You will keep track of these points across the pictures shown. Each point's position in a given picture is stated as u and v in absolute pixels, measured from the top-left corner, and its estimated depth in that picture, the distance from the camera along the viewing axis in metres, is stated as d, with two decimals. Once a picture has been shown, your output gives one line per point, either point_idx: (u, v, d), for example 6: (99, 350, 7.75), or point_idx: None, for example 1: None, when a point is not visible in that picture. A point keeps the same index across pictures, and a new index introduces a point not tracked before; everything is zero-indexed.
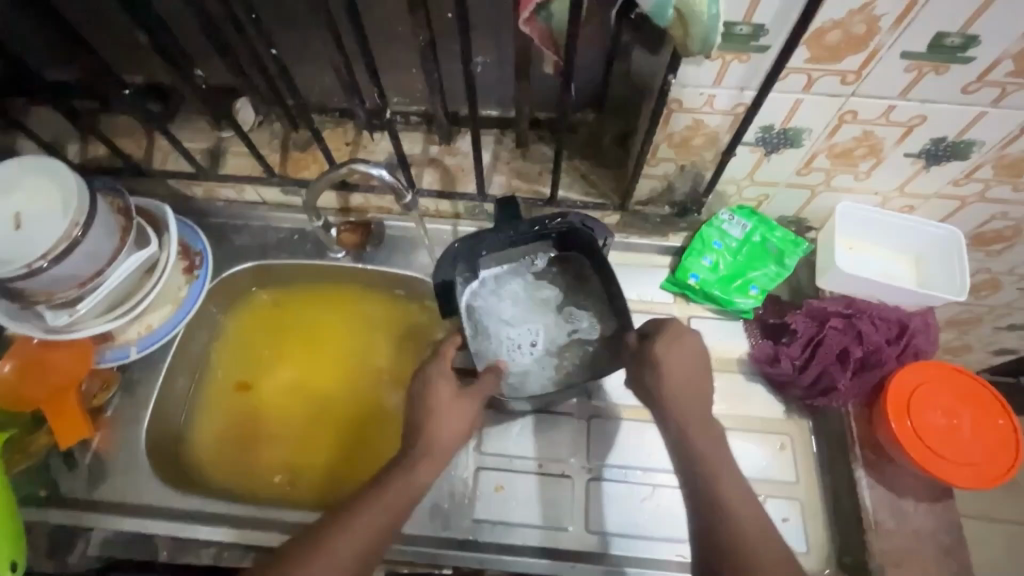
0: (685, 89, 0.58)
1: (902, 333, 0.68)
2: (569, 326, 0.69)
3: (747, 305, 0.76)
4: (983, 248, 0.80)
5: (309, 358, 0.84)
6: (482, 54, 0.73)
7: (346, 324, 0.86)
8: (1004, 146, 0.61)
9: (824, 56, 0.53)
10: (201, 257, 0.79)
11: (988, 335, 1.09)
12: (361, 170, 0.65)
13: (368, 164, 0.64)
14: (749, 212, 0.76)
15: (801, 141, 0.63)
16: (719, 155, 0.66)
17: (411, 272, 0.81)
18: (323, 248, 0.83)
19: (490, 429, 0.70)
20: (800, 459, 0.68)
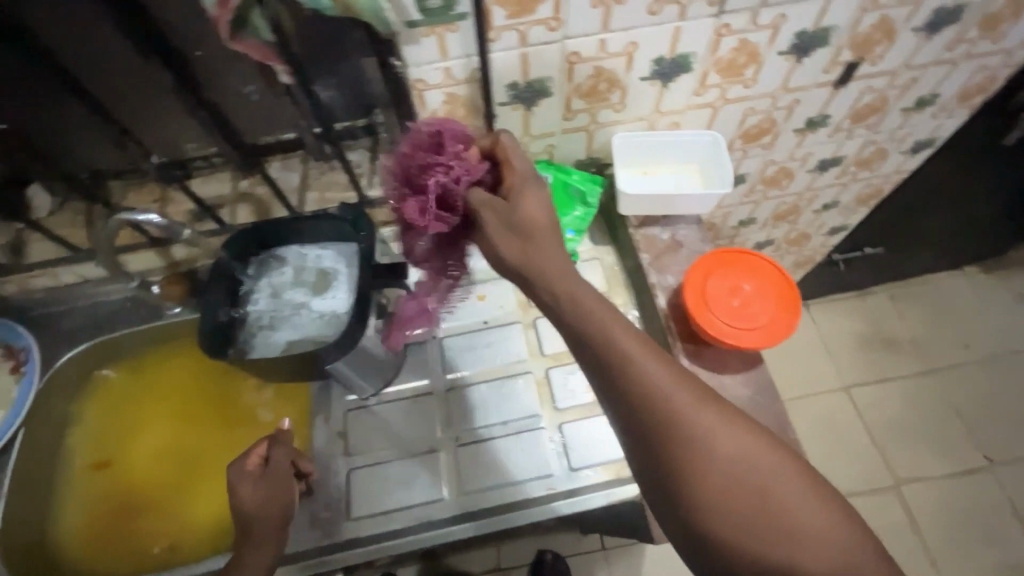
0: (421, 68, 0.63)
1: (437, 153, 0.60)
2: (274, 328, 0.72)
3: (569, 249, 0.83)
4: (757, 144, 0.90)
5: (177, 422, 0.82)
6: (250, 83, 0.71)
7: (211, 377, 0.85)
8: (713, 51, 0.70)
9: (518, 10, 0.58)
10: (25, 352, 0.78)
11: (814, 219, 1.22)
12: (127, 218, 0.66)
13: (132, 211, 0.65)
14: (545, 164, 0.83)
15: (549, 89, 0.70)
16: (487, 120, 0.72)
17: None
18: (158, 307, 0.83)
19: (354, 429, 0.74)
20: None
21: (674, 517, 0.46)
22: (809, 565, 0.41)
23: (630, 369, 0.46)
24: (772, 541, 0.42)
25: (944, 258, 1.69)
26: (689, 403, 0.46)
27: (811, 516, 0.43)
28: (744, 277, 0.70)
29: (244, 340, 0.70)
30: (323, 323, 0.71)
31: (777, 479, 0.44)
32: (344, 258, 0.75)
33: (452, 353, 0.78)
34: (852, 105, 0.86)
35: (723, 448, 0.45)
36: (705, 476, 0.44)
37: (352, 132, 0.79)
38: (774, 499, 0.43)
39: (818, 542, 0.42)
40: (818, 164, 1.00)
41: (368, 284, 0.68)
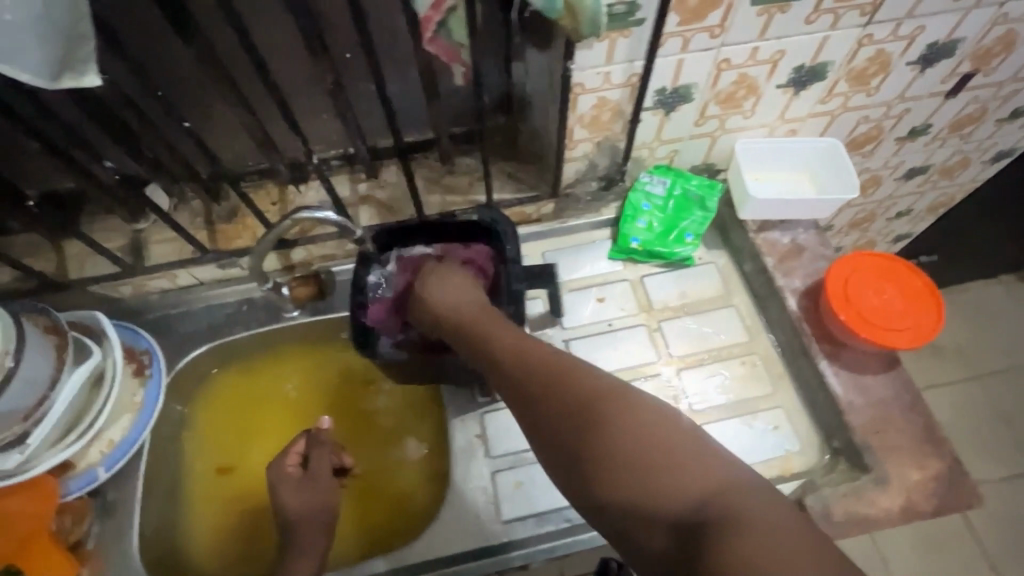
0: (583, 72, 0.64)
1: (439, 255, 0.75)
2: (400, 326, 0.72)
3: (688, 253, 0.84)
4: (859, 152, 0.92)
5: (298, 427, 0.82)
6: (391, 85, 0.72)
7: (329, 381, 0.84)
8: (850, 60, 0.72)
9: (693, 17, 0.60)
10: (149, 355, 0.75)
11: (884, 227, 1.25)
12: (305, 216, 0.67)
13: (311, 209, 0.66)
14: (665, 169, 0.84)
15: (691, 95, 0.71)
16: (627, 125, 0.73)
17: None
18: (277, 309, 0.82)
19: (493, 431, 0.73)
20: (769, 370, 0.76)
21: (626, 543, 0.46)
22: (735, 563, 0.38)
23: (571, 398, 0.51)
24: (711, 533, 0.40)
25: (985, 267, 1.74)
26: (612, 415, 0.49)
27: (752, 508, 0.41)
28: (886, 283, 0.73)
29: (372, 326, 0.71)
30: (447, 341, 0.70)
31: (684, 450, 0.45)
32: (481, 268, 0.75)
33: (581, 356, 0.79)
34: (954, 115, 0.89)
35: (705, 471, 0.44)
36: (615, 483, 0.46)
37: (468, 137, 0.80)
38: (677, 473, 0.44)
39: (739, 509, 0.41)
40: (906, 172, 1.03)
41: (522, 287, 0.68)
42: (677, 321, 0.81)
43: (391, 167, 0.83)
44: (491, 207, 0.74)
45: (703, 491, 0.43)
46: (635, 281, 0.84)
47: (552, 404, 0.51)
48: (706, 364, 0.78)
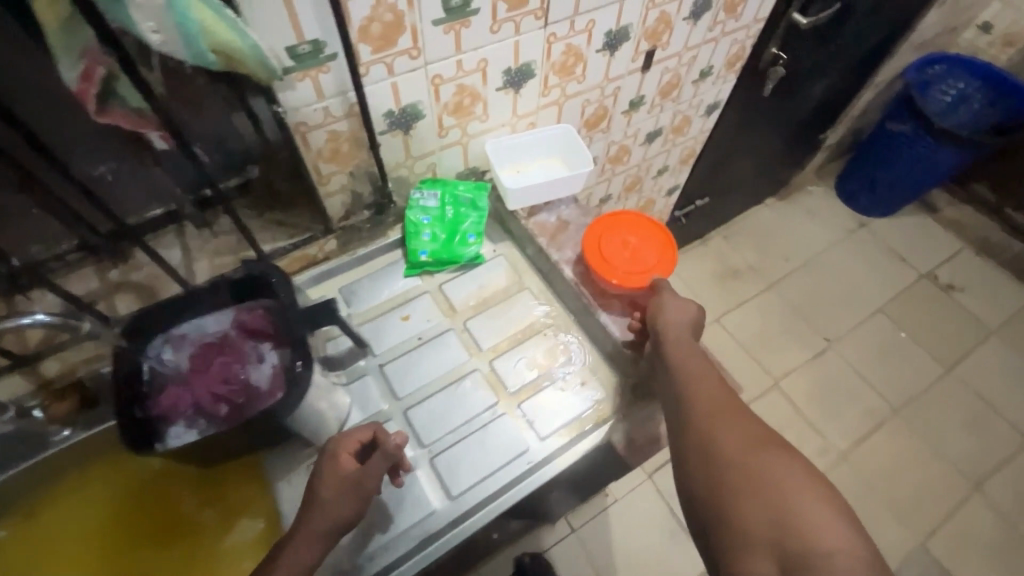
0: (299, 112, 0.65)
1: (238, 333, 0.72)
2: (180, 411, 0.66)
3: (475, 251, 0.88)
4: (598, 129, 1.06)
5: (108, 555, 0.72)
6: (103, 163, 0.68)
7: (137, 489, 0.74)
8: (548, 56, 0.82)
9: (382, 44, 0.64)
10: None
11: (655, 185, 1.45)
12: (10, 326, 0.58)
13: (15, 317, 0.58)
14: (431, 181, 0.89)
15: (421, 112, 0.76)
16: (371, 151, 0.76)
17: None
18: (40, 435, 0.72)
19: None
20: (566, 335, 0.84)
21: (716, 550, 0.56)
22: (816, 542, 0.50)
23: (709, 435, 0.61)
24: (800, 552, 0.50)
25: (750, 197, 2.09)
26: (751, 434, 0.60)
27: (831, 531, 0.50)
28: (628, 233, 0.86)
29: (145, 412, 0.65)
30: (234, 409, 0.67)
31: (791, 484, 0.54)
32: (264, 320, 0.72)
33: (395, 377, 0.79)
34: (658, 84, 1.07)
35: (816, 525, 0.51)
36: (735, 503, 0.56)
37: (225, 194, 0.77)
38: (794, 506, 0.52)
39: (805, 526, 0.51)
40: (647, 137, 1.21)
41: (303, 330, 0.68)
42: (479, 316, 0.85)
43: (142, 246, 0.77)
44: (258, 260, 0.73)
45: (823, 543, 0.50)
46: (434, 291, 0.88)
47: (697, 442, 0.62)
48: (515, 348, 0.83)
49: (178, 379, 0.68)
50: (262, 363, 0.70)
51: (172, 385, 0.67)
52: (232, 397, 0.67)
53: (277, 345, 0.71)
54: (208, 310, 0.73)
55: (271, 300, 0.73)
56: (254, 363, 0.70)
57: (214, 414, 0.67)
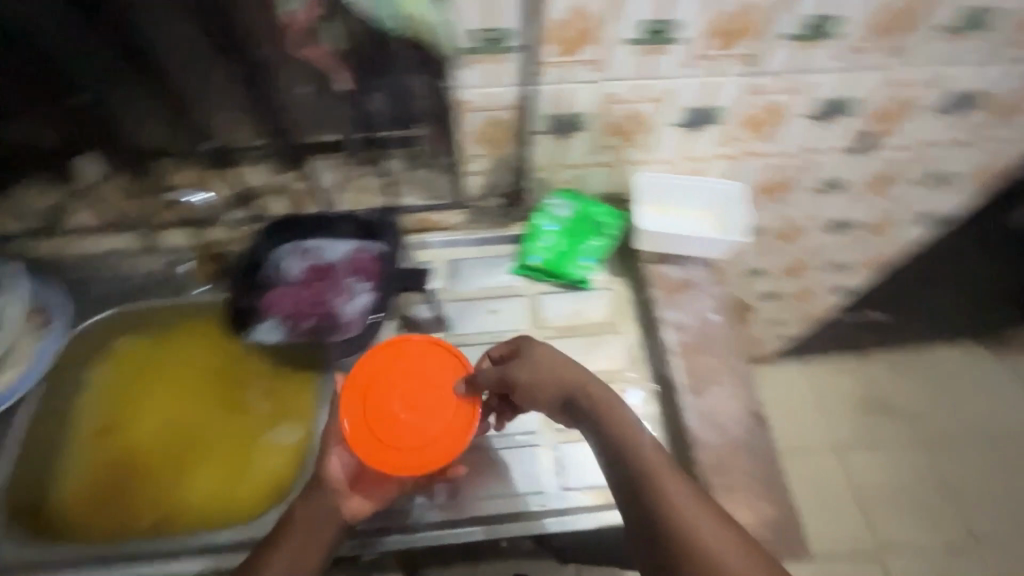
0: (467, 91, 0.69)
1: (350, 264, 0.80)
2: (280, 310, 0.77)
3: (583, 275, 0.86)
4: (773, 199, 0.94)
5: (183, 399, 0.84)
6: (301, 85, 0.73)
7: (222, 357, 0.86)
8: (741, 107, 0.74)
9: (568, 49, 0.64)
10: (55, 312, 0.84)
11: (823, 279, 1.24)
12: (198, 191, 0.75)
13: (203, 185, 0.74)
14: (570, 194, 0.87)
15: (583, 124, 0.74)
16: (522, 145, 0.76)
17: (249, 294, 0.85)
18: (182, 284, 0.87)
19: None
20: (635, 398, 0.78)
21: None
22: None
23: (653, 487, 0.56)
24: None
25: (943, 332, 1.71)
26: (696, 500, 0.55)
27: None
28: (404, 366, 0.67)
29: (258, 300, 0.78)
30: (318, 329, 0.76)
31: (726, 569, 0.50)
32: (373, 265, 0.80)
33: None
34: (866, 172, 0.90)
35: None
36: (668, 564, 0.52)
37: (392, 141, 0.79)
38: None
39: None
40: (829, 225, 1.04)
41: None
42: (559, 341, 0.83)
43: None
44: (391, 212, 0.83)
45: None
46: (530, 297, 0.87)
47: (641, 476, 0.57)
48: None
49: (289, 283, 0.79)
50: (356, 300, 0.78)
51: (284, 285, 0.79)
52: (320, 316, 0.76)
53: (375, 291, 0.78)
54: (330, 236, 0.82)
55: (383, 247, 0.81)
56: (349, 296, 0.78)
57: (302, 323, 0.76)
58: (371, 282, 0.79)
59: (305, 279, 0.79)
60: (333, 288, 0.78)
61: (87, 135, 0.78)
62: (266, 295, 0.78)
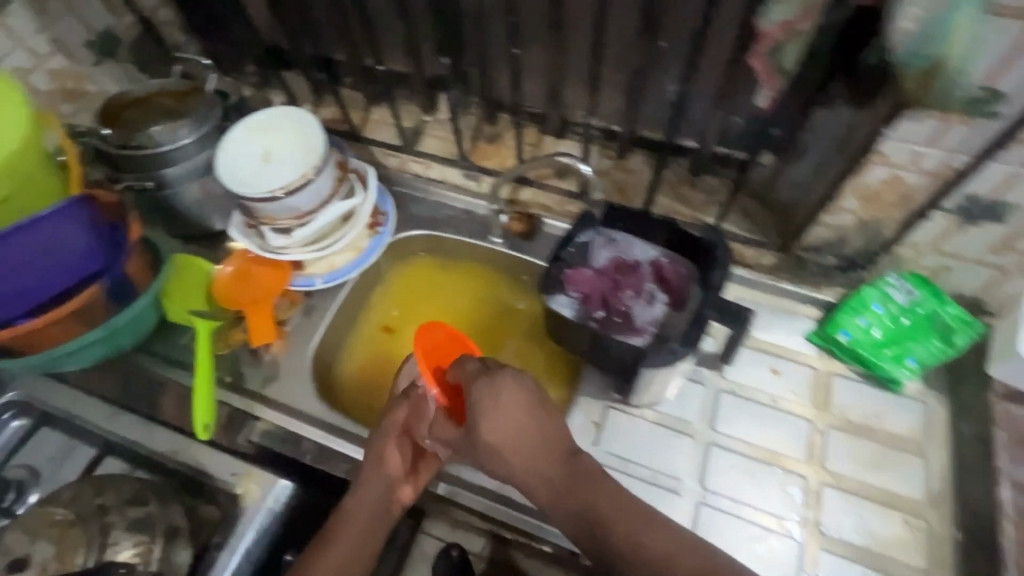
0: (894, 142, 0.60)
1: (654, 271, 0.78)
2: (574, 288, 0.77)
3: (899, 376, 0.74)
4: None
5: (455, 333, 0.93)
6: (674, 82, 0.76)
7: (495, 312, 0.94)
8: None
9: None
10: (384, 217, 0.91)
11: None
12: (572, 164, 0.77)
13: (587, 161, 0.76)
14: (919, 280, 0.73)
15: (1007, 218, 0.61)
16: (911, 216, 0.66)
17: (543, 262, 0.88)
18: (485, 229, 0.92)
19: (609, 428, 0.75)
20: (922, 541, 0.67)
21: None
22: None
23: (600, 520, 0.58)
24: None
25: None
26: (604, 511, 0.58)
27: None
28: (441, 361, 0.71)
29: (557, 272, 0.78)
30: (607, 322, 0.74)
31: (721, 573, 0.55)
32: (678, 280, 0.76)
33: (725, 411, 0.75)
34: None
35: None
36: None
37: (728, 159, 0.81)
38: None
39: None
40: None
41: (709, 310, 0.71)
42: (847, 436, 0.73)
43: (638, 156, 0.87)
44: (717, 232, 0.75)
45: None
46: (822, 374, 0.77)
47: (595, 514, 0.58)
48: (856, 497, 0.69)
49: (590, 266, 0.78)
50: (650, 309, 0.75)
51: (584, 266, 0.78)
52: (612, 311, 0.75)
53: (671, 305, 0.75)
54: (640, 237, 0.81)
55: (693, 268, 0.77)
56: (646, 302, 0.76)
57: (592, 311, 0.75)
58: (668, 296, 0.76)
59: (608, 269, 0.78)
60: (632, 288, 0.76)
61: (472, 78, 0.87)
62: (567, 269, 0.78)
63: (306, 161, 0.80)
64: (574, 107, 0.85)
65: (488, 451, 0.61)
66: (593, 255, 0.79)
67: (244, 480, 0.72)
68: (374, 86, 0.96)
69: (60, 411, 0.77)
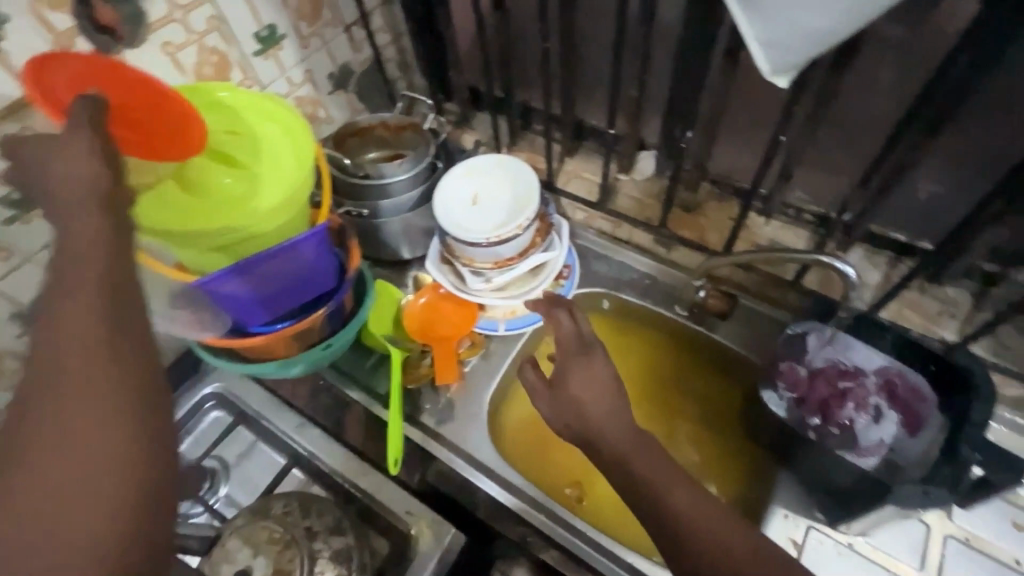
0: None
1: (885, 386, 0.69)
2: (787, 389, 0.71)
3: None
4: None
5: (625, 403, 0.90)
6: (939, 184, 0.69)
7: (665, 386, 0.91)
8: None
9: None
10: (569, 270, 0.89)
11: None
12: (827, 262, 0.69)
13: (840, 261, 0.68)
14: None
15: None
16: None
17: (740, 349, 0.82)
18: (672, 299, 0.87)
19: (811, 554, 0.69)
20: None
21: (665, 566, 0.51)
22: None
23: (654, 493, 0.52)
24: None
25: None
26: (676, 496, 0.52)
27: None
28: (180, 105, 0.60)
29: (768, 367, 0.72)
30: (827, 438, 0.67)
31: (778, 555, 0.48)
32: (916, 402, 0.68)
33: (950, 563, 0.68)
34: None
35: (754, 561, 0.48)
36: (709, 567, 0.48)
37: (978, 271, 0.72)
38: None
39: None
40: None
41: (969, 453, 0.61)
42: None
43: (859, 251, 0.79)
44: (973, 358, 0.66)
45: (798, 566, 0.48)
46: None
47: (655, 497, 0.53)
48: None
49: (806, 367, 0.71)
50: (876, 430, 0.67)
51: (798, 365, 0.71)
52: (829, 423, 0.68)
53: (905, 428, 0.67)
54: (865, 342, 0.72)
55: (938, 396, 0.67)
56: (872, 420, 0.68)
57: (808, 420, 0.68)
58: (899, 415, 0.68)
59: (829, 374, 0.70)
60: (857, 403, 0.69)
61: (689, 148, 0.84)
62: (781, 367, 0.72)
63: (517, 212, 0.81)
64: (799, 191, 0.79)
65: (570, 413, 0.58)
66: (810, 354, 0.72)
67: (419, 520, 0.73)
68: (574, 138, 0.95)
69: (255, 413, 0.84)
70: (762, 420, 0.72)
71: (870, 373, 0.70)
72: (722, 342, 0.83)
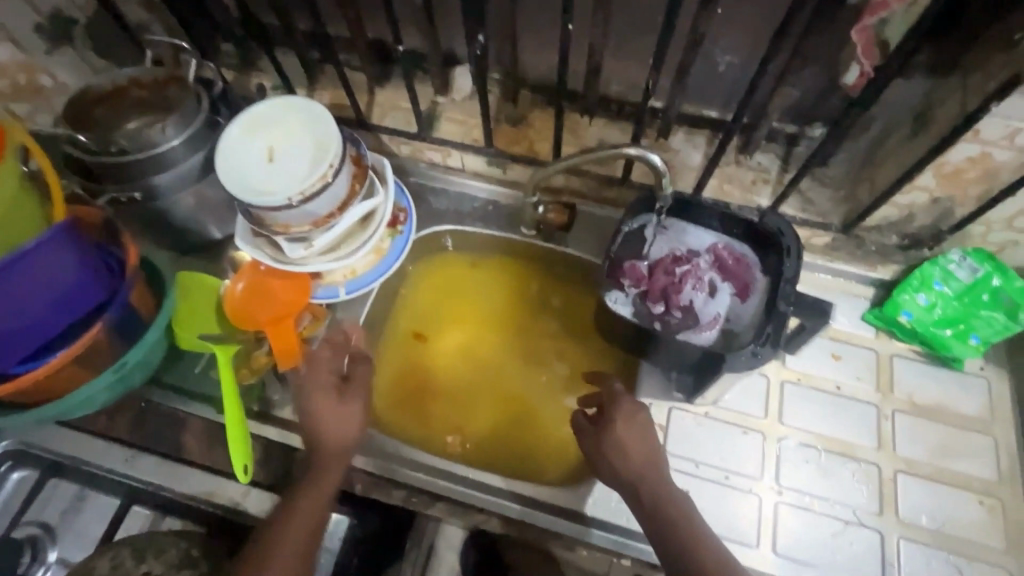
0: (992, 120, 0.55)
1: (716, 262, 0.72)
2: (631, 287, 0.71)
3: (963, 354, 0.74)
4: None
5: (489, 334, 0.87)
6: (732, 54, 0.69)
7: (522, 307, 0.88)
8: None
9: None
10: (405, 214, 0.81)
11: None
12: (633, 154, 0.65)
13: (643, 149, 0.65)
14: (985, 255, 0.71)
15: None
16: (988, 194, 0.64)
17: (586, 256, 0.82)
18: (516, 221, 0.85)
19: (676, 431, 0.74)
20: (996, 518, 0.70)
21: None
22: None
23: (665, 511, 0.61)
24: None
25: None
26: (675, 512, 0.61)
27: None
28: None
29: (610, 270, 0.72)
30: (669, 325, 0.69)
31: None
32: (743, 268, 0.72)
33: (788, 403, 0.76)
34: None
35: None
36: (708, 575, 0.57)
37: (781, 134, 0.75)
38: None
39: None
40: None
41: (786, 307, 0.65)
42: (915, 420, 0.74)
43: (679, 137, 0.78)
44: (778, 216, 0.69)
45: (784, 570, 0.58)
46: (884, 358, 0.77)
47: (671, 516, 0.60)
48: (925, 479, 0.72)
49: (644, 261, 0.72)
50: (715, 306, 0.70)
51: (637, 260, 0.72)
52: (672, 310, 0.70)
53: (739, 294, 0.71)
54: (694, 223, 0.74)
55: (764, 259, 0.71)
56: (710, 297, 0.70)
57: (653, 311, 0.70)
58: (733, 286, 0.71)
59: (667, 263, 0.71)
60: (696, 284, 0.71)
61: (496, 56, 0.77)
62: (621, 267, 0.72)
63: (317, 158, 0.69)
64: (612, 83, 0.76)
65: (611, 459, 0.64)
66: (646, 247, 0.73)
67: None
68: (376, 63, 0.84)
69: (67, 459, 0.71)
70: (613, 323, 0.72)
71: (702, 252, 0.73)
72: (569, 253, 0.83)
